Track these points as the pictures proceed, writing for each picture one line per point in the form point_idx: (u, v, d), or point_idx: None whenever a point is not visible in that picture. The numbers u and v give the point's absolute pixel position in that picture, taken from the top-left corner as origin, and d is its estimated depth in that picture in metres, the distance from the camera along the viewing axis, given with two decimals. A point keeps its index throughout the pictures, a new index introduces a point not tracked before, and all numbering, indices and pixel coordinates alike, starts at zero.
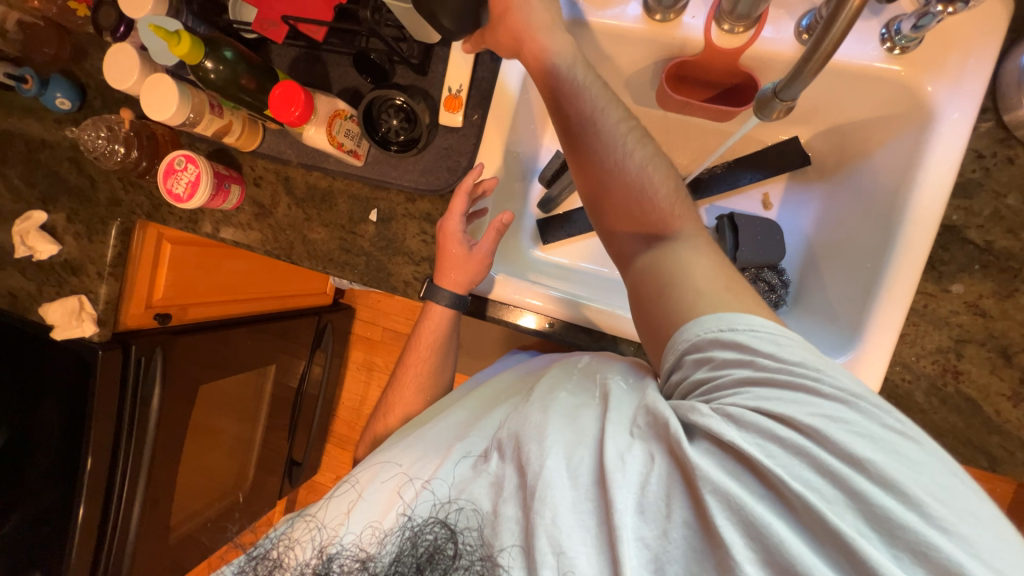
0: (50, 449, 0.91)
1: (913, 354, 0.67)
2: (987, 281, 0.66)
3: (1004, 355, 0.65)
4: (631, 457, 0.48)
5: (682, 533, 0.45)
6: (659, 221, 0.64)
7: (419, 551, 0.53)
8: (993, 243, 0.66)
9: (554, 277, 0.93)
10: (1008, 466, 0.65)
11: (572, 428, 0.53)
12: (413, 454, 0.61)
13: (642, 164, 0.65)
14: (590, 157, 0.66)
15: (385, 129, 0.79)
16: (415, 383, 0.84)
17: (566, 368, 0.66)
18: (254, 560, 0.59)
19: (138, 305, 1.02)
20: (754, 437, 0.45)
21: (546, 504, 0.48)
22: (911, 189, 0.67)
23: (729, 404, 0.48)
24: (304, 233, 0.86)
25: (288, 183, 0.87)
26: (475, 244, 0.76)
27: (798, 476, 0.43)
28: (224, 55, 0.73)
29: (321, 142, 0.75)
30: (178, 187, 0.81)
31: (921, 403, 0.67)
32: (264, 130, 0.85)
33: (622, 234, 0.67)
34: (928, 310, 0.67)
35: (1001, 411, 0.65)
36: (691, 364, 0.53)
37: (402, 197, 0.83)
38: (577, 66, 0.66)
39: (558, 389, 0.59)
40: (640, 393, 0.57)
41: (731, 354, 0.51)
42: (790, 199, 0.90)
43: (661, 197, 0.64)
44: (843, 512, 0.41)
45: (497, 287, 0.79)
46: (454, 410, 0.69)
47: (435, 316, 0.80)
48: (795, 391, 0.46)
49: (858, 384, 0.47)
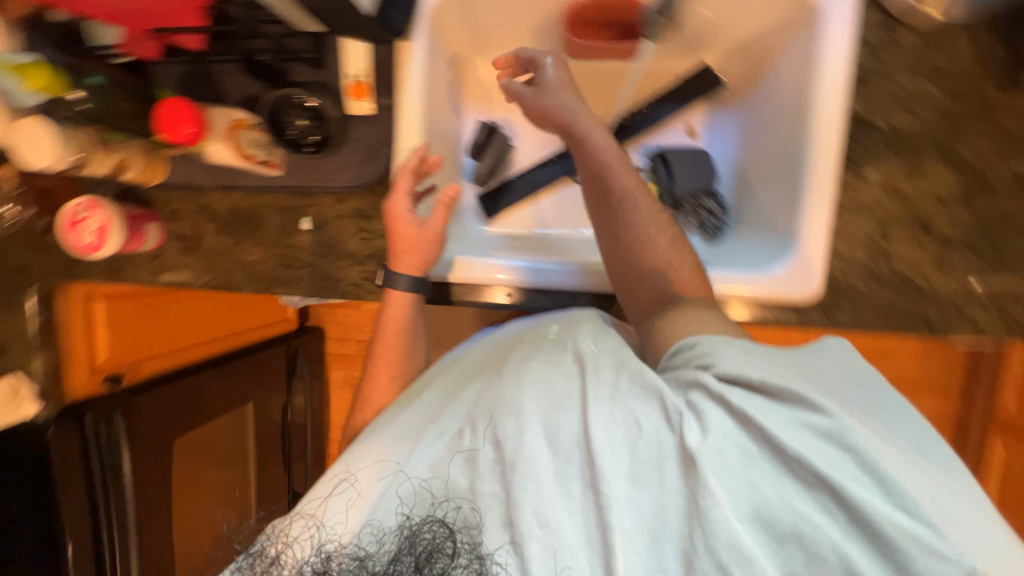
0: (24, 537, 0.88)
1: (846, 245, 0.71)
2: (897, 161, 0.69)
3: (924, 227, 0.69)
4: (616, 425, 0.48)
5: (674, 494, 0.45)
6: (678, 290, 0.66)
7: (417, 550, 0.52)
8: (895, 125, 0.69)
9: (518, 243, 0.88)
10: (945, 327, 0.70)
11: (547, 396, 0.52)
12: (404, 443, 0.60)
13: (671, 237, 0.68)
14: (618, 227, 0.68)
15: (294, 131, 0.75)
16: (389, 372, 0.76)
17: (537, 341, 0.63)
18: (253, 557, 0.57)
19: (80, 374, 0.97)
20: (750, 400, 0.45)
21: (526, 478, 0.49)
22: (814, 93, 0.69)
23: (732, 372, 0.47)
24: (239, 258, 0.83)
25: (208, 210, 0.83)
26: (419, 225, 0.74)
27: (791, 433, 0.43)
28: (93, 83, 0.71)
29: (228, 155, 0.75)
30: (86, 237, 0.75)
31: (861, 287, 0.71)
32: (168, 160, 0.79)
33: (637, 296, 0.68)
34: (848, 198, 0.71)
35: (930, 279, 0.70)
36: (684, 347, 0.55)
37: (332, 199, 0.80)
38: (586, 117, 0.69)
39: (530, 358, 0.57)
40: (618, 350, 0.54)
41: (730, 341, 0.52)
42: (715, 125, 0.92)
43: (684, 271, 0.67)
44: (833, 458, 0.42)
45: (456, 270, 0.79)
46: (429, 391, 0.68)
47: (395, 304, 0.76)
48: (788, 366, 0.49)
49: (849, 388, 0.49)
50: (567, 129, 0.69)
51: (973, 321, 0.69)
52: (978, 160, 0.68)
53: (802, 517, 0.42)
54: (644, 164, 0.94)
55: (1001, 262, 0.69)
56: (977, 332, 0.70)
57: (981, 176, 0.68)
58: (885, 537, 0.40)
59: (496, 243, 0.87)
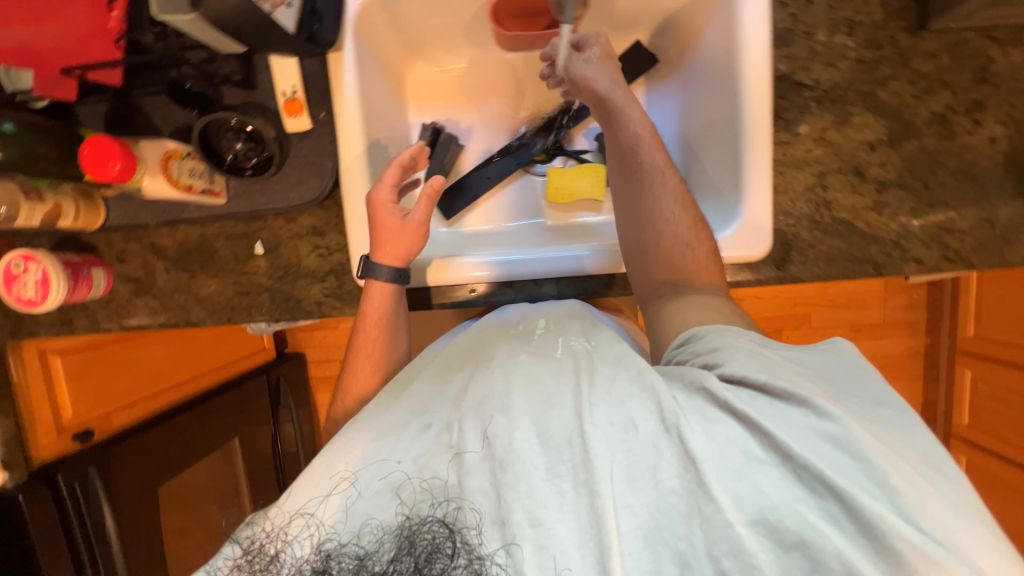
0: None
1: (789, 200, 0.74)
2: (826, 114, 0.72)
3: (858, 174, 0.72)
4: (614, 427, 0.49)
5: (679, 496, 0.46)
6: (690, 274, 0.69)
7: (417, 550, 0.50)
8: (818, 79, 0.72)
9: (472, 240, 0.88)
10: (890, 267, 0.73)
11: (540, 394, 0.53)
12: (402, 436, 0.55)
13: (690, 212, 0.71)
14: (643, 206, 0.71)
15: (232, 154, 0.73)
16: (372, 359, 0.73)
17: (523, 335, 0.66)
18: (250, 554, 0.54)
19: (47, 435, 0.94)
20: (757, 405, 0.47)
21: (514, 476, 0.49)
22: (739, 56, 0.71)
23: (742, 374, 0.49)
24: (195, 291, 0.81)
25: (156, 247, 0.80)
26: (405, 216, 0.73)
27: (796, 437, 0.45)
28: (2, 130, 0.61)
29: (163, 190, 0.69)
30: (27, 291, 0.72)
31: (809, 239, 0.74)
32: (106, 202, 0.76)
33: (650, 277, 0.71)
34: (784, 155, 0.73)
35: (871, 222, 0.73)
36: (687, 346, 0.58)
37: (282, 220, 0.78)
38: (624, 97, 0.73)
39: (518, 354, 0.60)
40: (617, 345, 0.59)
41: (734, 337, 0.55)
42: (655, 100, 0.93)
43: (698, 256, 0.69)
44: (833, 459, 0.44)
45: (433, 273, 0.78)
46: (419, 381, 0.63)
47: (377, 296, 0.73)
48: (794, 368, 0.51)
49: (861, 398, 0.49)
50: (604, 108, 0.73)
51: (914, 257, 0.73)
52: (898, 103, 0.71)
53: (808, 524, 0.43)
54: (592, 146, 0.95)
55: (932, 197, 0.72)
56: (919, 267, 0.73)
57: (903, 118, 0.72)
58: (884, 532, 0.42)
59: (455, 242, 0.87)
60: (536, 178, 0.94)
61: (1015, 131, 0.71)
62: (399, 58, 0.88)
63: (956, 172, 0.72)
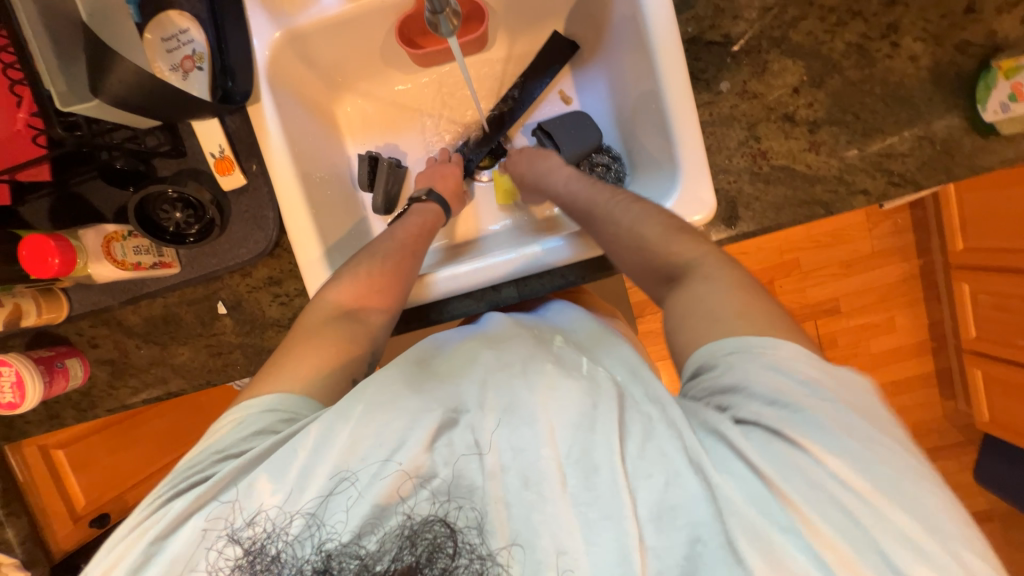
0: None
1: (725, 158, 0.73)
2: (743, 68, 0.73)
3: (788, 119, 0.72)
4: (647, 459, 0.47)
5: (709, 547, 0.44)
6: (671, 262, 0.64)
7: (417, 550, 0.47)
8: (729, 34, 0.72)
9: (466, 249, 0.88)
10: (839, 205, 0.73)
11: (580, 425, 0.49)
12: (425, 432, 0.49)
13: (648, 219, 0.68)
14: (598, 232, 0.71)
15: (172, 223, 0.74)
16: (371, 292, 0.68)
17: (544, 342, 0.59)
18: (251, 554, 0.48)
19: (65, 526, 0.97)
20: (774, 461, 0.46)
21: (545, 498, 0.47)
22: (646, 27, 0.72)
23: (752, 416, 0.49)
24: (169, 362, 0.82)
25: (123, 326, 0.81)
26: (379, 263, 0.71)
27: (809, 497, 0.45)
28: None
29: (111, 271, 0.71)
30: (5, 395, 0.74)
31: (752, 192, 0.73)
32: (66, 292, 0.76)
33: (641, 265, 0.66)
34: (711, 114, 0.73)
35: (811, 163, 0.73)
36: (698, 379, 0.54)
37: (238, 276, 0.79)
38: (541, 167, 0.83)
39: (546, 360, 0.54)
40: (643, 376, 0.55)
41: (754, 370, 0.50)
42: (585, 84, 0.93)
43: (669, 243, 0.65)
44: (840, 518, 0.44)
45: (427, 288, 0.75)
46: (446, 381, 0.54)
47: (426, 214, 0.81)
48: (830, 412, 0.48)
49: (901, 461, 0.46)
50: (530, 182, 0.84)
51: (861, 189, 0.72)
52: (813, 42, 0.72)
53: None
54: (532, 142, 0.95)
55: (866, 127, 0.72)
56: (867, 198, 0.73)
57: (821, 55, 0.72)
58: None
59: (446, 258, 0.87)
60: (484, 184, 0.94)
61: (934, 45, 0.71)
62: (324, 94, 0.89)
63: (885, 97, 0.72)
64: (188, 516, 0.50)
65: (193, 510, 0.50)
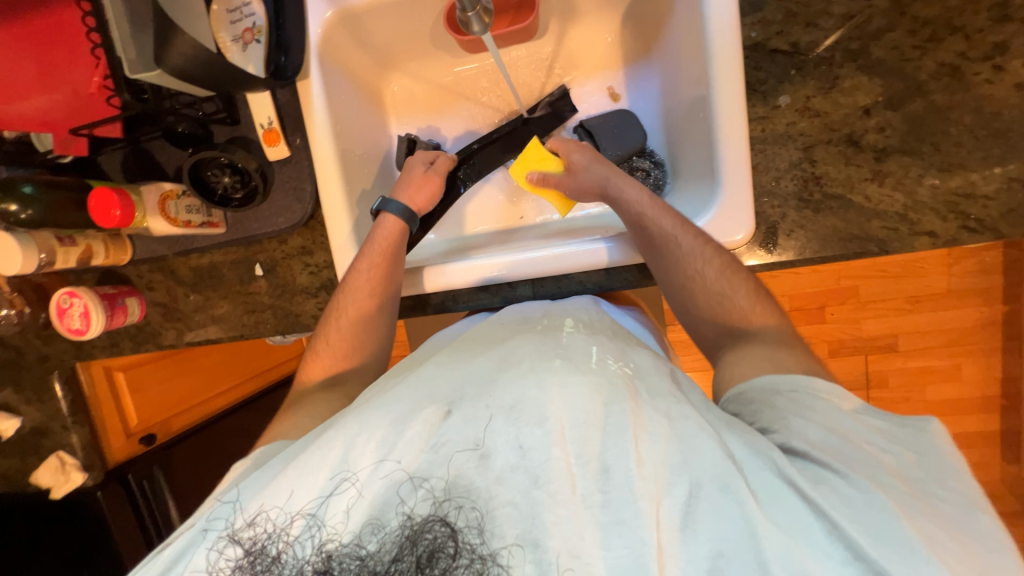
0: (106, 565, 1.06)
1: (772, 179, 0.68)
2: (808, 82, 0.66)
3: (852, 143, 0.66)
4: (672, 468, 0.45)
5: (732, 563, 0.42)
6: (739, 320, 0.65)
7: (419, 549, 0.46)
8: (798, 43, 0.66)
9: (472, 245, 0.87)
10: (897, 243, 0.65)
11: (600, 429, 0.46)
12: (424, 422, 0.49)
13: (731, 267, 0.66)
14: (663, 260, 0.68)
15: (220, 187, 0.79)
16: (353, 324, 0.74)
17: (550, 334, 0.57)
18: (251, 555, 0.48)
19: (118, 439, 1.09)
20: (821, 487, 0.44)
21: (554, 500, 0.44)
22: (705, 27, 0.66)
23: (795, 439, 0.49)
24: (210, 313, 0.89)
25: (175, 275, 0.89)
26: (345, 307, 0.74)
27: (863, 525, 0.42)
28: (23, 191, 0.72)
29: (166, 228, 0.78)
30: (75, 322, 0.84)
31: (798, 219, 0.68)
32: (132, 239, 0.85)
33: (708, 319, 0.67)
34: (764, 130, 0.68)
35: (870, 195, 0.66)
36: (747, 413, 0.55)
37: (275, 242, 0.84)
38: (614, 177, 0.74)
39: (552, 355, 0.52)
40: (660, 375, 0.54)
41: (817, 411, 0.52)
42: (636, 83, 0.88)
43: (741, 300, 0.65)
44: (902, 557, 0.40)
45: (434, 278, 0.77)
46: (430, 366, 0.57)
47: (389, 227, 0.76)
48: (883, 456, 0.48)
49: (955, 497, 0.46)
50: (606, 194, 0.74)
51: (926, 230, 0.65)
52: (897, 58, 0.64)
53: None
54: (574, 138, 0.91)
55: (945, 160, 0.64)
56: (933, 241, 0.65)
57: (904, 74, 0.64)
58: None
59: (452, 248, 0.88)
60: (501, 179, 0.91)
61: None
62: (374, 73, 0.90)
63: (976, 128, 0.63)
64: (197, 530, 0.52)
65: (190, 546, 0.51)
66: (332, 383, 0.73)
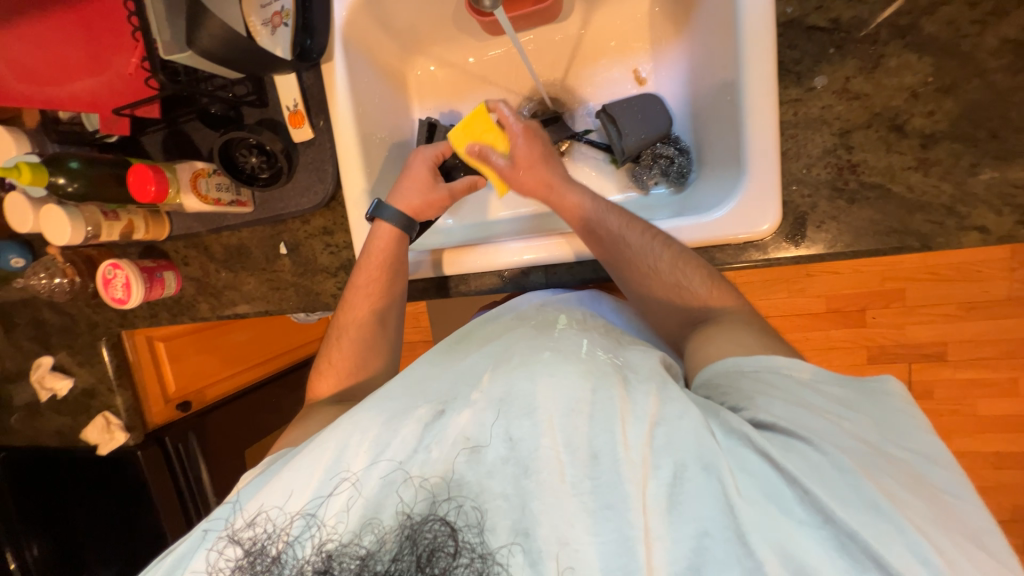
0: (144, 519, 1.14)
1: (803, 167, 0.64)
2: (848, 62, 0.62)
3: (895, 128, 0.61)
4: (657, 450, 0.44)
5: (717, 542, 0.40)
6: (700, 309, 0.63)
7: (419, 548, 0.45)
8: (839, 19, 0.62)
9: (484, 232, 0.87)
10: (942, 239, 0.60)
11: (586, 415, 0.46)
12: (417, 421, 0.50)
13: (684, 255, 0.64)
14: (613, 257, 0.66)
15: (248, 167, 0.82)
16: (358, 335, 0.77)
17: (544, 328, 0.58)
18: (251, 554, 0.48)
19: (158, 404, 1.17)
20: (796, 460, 0.42)
21: (542, 485, 0.44)
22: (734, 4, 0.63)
23: (760, 411, 0.47)
24: (238, 288, 0.93)
25: (208, 251, 0.93)
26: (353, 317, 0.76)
27: (843, 497, 0.40)
28: (70, 166, 0.77)
29: (197, 204, 0.81)
30: (118, 292, 0.90)
31: (830, 211, 0.63)
32: (170, 216, 0.90)
33: (673, 307, 0.65)
34: (798, 114, 0.64)
35: (913, 185, 0.61)
36: (713, 389, 0.52)
37: (299, 222, 0.87)
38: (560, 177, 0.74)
39: (542, 347, 0.53)
40: (650, 363, 0.52)
41: (776, 386, 0.49)
42: (664, 66, 0.85)
43: (699, 290, 0.63)
44: (886, 533, 0.39)
45: (452, 261, 0.77)
46: (420, 365, 0.59)
47: (384, 237, 0.75)
48: (852, 423, 0.46)
49: (922, 455, 0.44)
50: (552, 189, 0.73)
51: (976, 223, 0.59)
52: (951, 35, 0.58)
53: None
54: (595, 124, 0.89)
55: (1000, 148, 0.58)
56: (983, 236, 0.59)
57: (959, 52, 0.58)
58: None
59: (470, 235, 0.88)
60: None
61: None
62: (397, 57, 0.91)
63: None
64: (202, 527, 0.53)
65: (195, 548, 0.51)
66: (341, 400, 0.74)
